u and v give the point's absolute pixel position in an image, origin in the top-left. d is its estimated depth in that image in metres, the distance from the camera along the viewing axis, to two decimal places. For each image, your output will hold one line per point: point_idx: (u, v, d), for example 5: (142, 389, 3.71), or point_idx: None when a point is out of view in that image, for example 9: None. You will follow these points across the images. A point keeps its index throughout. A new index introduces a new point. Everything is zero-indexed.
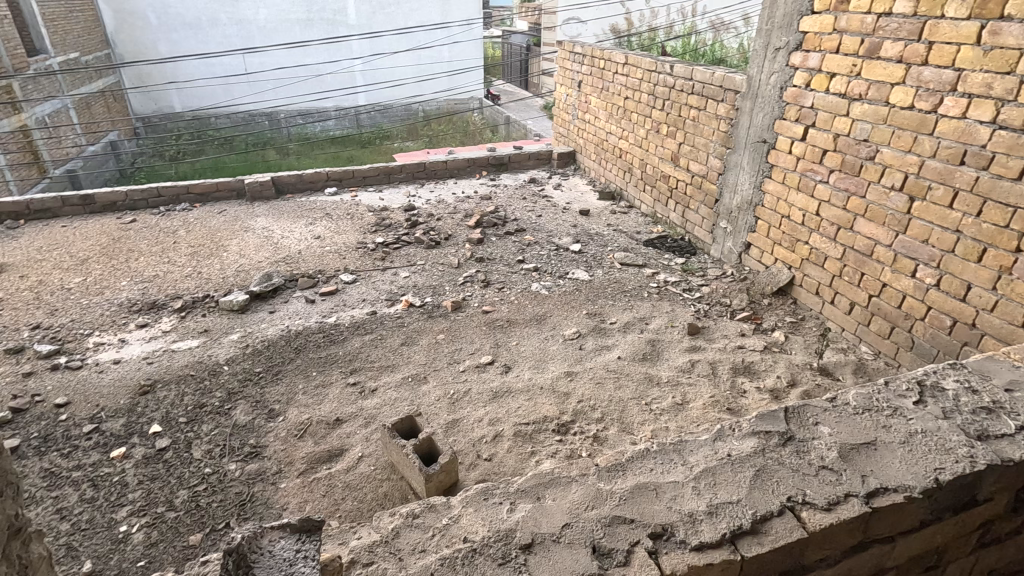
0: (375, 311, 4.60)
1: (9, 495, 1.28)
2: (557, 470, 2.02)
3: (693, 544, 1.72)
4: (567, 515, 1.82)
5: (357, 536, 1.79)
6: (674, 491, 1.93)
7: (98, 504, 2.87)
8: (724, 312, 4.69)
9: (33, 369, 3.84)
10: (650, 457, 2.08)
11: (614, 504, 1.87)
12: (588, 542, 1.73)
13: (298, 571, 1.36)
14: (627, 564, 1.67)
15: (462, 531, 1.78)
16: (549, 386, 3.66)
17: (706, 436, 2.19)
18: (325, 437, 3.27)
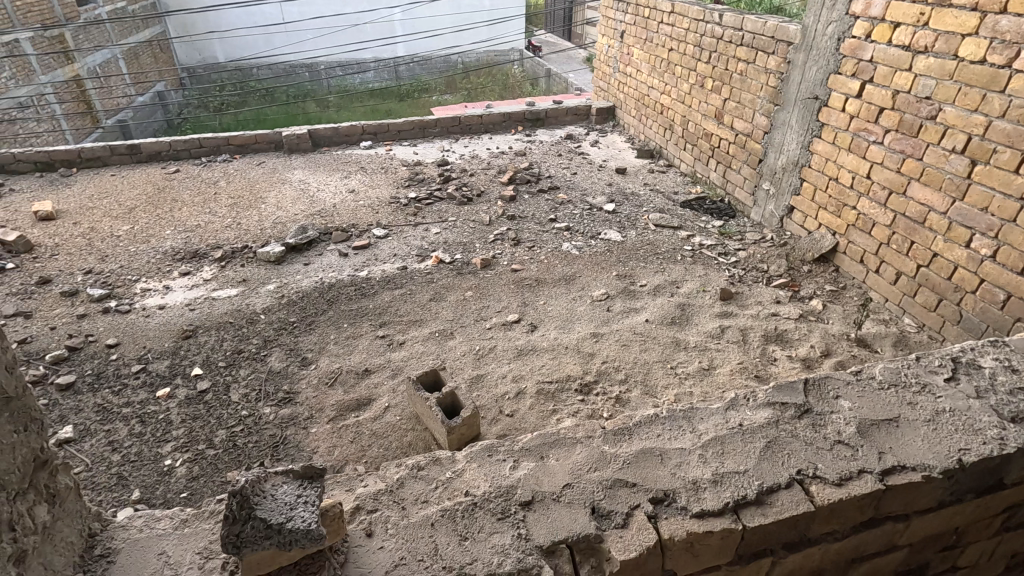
0: (406, 266, 4.65)
1: (33, 431, 1.52)
2: (563, 430, 2.03)
3: (694, 511, 1.73)
4: (569, 476, 1.85)
5: (365, 484, 1.85)
6: (679, 458, 1.92)
7: (146, 439, 3.08)
8: (760, 278, 4.55)
9: (86, 311, 4.07)
10: (658, 423, 2.07)
11: (616, 467, 1.88)
12: (587, 503, 1.76)
13: (298, 515, 1.43)
14: (625, 527, 1.69)
15: (463, 486, 1.82)
16: (574, 346, 3.66)
17: (718, 404, 2.16)
18: (354, 386, 3.39)
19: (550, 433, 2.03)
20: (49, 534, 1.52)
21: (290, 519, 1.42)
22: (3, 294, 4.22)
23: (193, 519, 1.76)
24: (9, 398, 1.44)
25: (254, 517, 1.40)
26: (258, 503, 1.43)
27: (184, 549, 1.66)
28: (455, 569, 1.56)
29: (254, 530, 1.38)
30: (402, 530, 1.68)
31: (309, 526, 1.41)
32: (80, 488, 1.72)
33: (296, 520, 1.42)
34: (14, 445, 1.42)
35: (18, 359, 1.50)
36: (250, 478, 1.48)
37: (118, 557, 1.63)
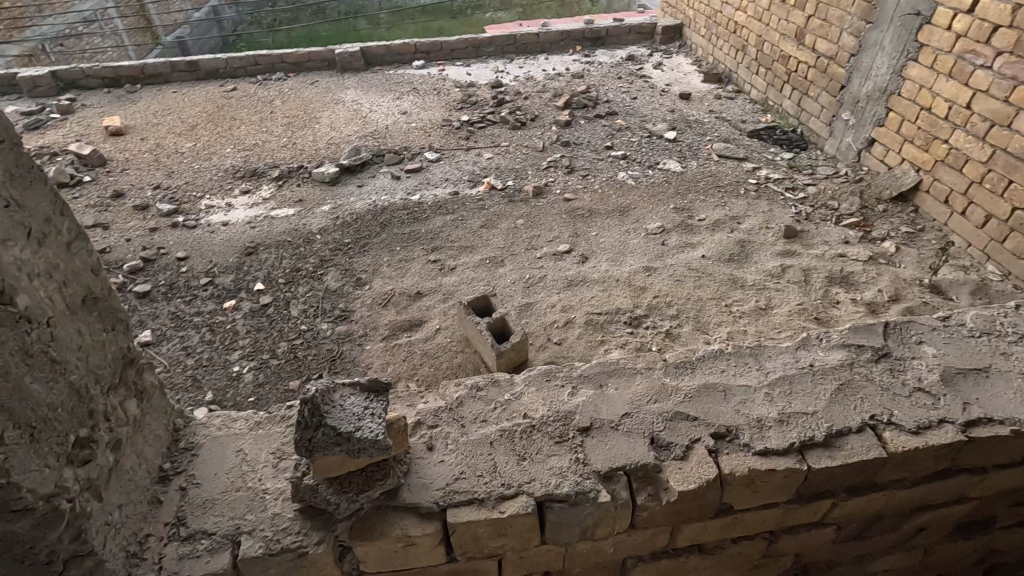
0: (458, 192, 4.60)
1: (121, 330, 1.65)
2: (622, 361, 2.03)
3: (757, 449, 1.72)
4: (626, 406, 1.86)
5: (424, 401, 1.91)
6: (744, 395, 1.89)
7: (215, 346, 3.29)
8: (829, 216, 4.26)
9: (157, 225, 4.27)
10: (722, 360, 2.02)
11: (677, 401, 1.88)
12: (647, 434, 1.77)
13: (366, 426, 1.48)
14: (685, 459, 1.71)
15: (522, 409, 1.86)
16: (626, 279, 3.58)
17: (788, 343, 2.09)
18: (406, 308, 3.47)
19: (609, 363, 2.03)
20: (140, 426, 1.68)
21: (359, 429, 1.47)
22: (83, 206, 4.46)
23: (267, 421, 1.88)
24: (95, 299, 1.56)
25: (324, 424, 1.45)
26: (327, 412, 1.48)
27: (260, 448, 1.78)
28: (516, 486, 1.63)
29: (325, 437, 1.44)
30: (461, 446, 1.75)
31: (377, 437, 1.46)
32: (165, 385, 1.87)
33: (364, 430, 1.47)
34: (103, 343, 1.55)
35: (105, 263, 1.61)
36: (320, 388, 1.52)
37: (201, 451, 1.78)
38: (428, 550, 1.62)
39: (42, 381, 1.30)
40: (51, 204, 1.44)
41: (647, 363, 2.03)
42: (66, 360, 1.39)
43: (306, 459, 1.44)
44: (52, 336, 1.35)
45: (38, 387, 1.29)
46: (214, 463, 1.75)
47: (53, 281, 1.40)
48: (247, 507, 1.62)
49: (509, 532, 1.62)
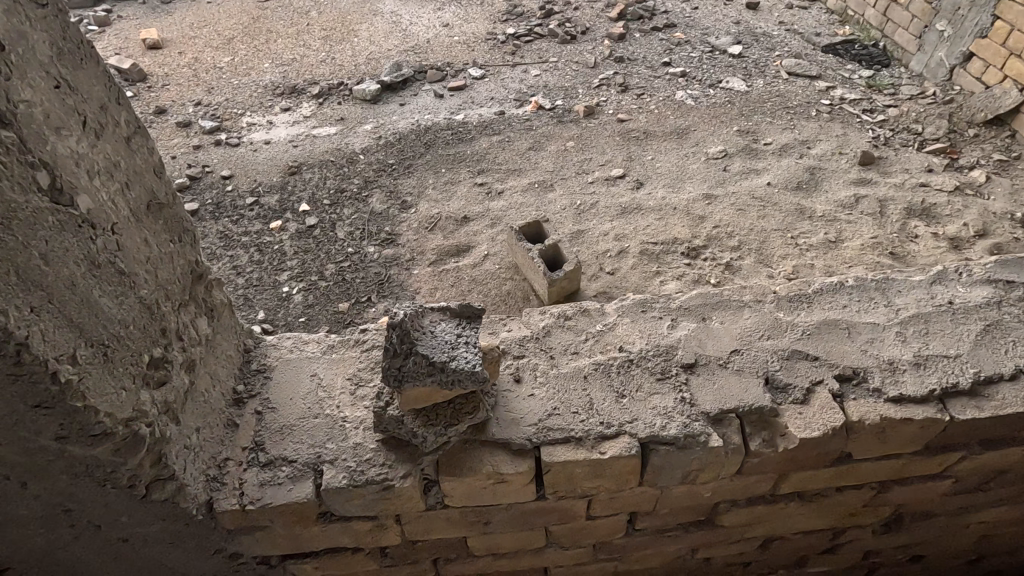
0: (504, 111, 4.35)
1: (188, 241, 1.60)
2: (728, 292, 1.95)
3: (891, 396, 1.63)
4: (735, 342, 1.79)
5: (507, 329, 1.84)
6: (872, 334, 1.81)
7: (263, 266, 3.29)
8: (911, 141, 3.85)
9: (201, 143, 4.20)
10: (845, 292, 1.95)
11: (795, 337, 1.80)
12: (761, 373, 1.70)
13: (461, 355, 1.43)
14: (805, 403, 1.64)
15: (617, 341, 1.80)
16: (684, 208, 3.36)
17: (921, 277, 1.99)
18: (454, 233, 3.36)
19: (713, 294, 1.94)
20: (213, 344, 1.68)
21: (454, 359, 1.42)
22: None
23: (340, 346, 1.85)
24: (161, 206, 1.49)
25: (416, 352, 1.40)
26: (418, 339, 1.43)
27: (336, 374, 1.76)
28: (617, 426, 1.58)
29: (416, 366, 1.40)
30: (552, 378, 1.70)
31: (474, 369, 1.41)
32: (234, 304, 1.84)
33: (460, 360, 1.42)
34: (171, 256, 1.50)
35: (167, 163, 1.53)
36: (410, 313, 1.45)
37: (273, 373, 1.78)
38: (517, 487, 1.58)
39: (112, 295, 1.26)
40: (106, 89, 1.34)
41: (751, 296, 1.94)
42: (136, 274, 1.34)
43: (395, 388, 1.40)
44: (118, 245, 1.29)
45: (108, 302, 1.25)
46: (287, 388, 1.74)
47: (116, 183, 1.33)
48: (327, 435, 1.61)
49: (606, 474, 1.57)
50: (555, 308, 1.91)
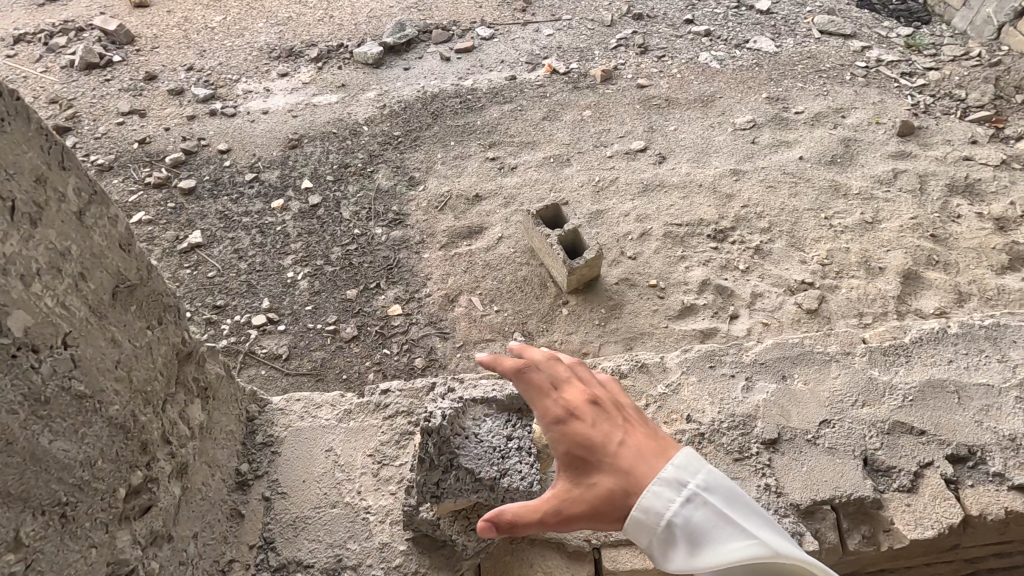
0: (515, 76, 4.07)
1: (170, 321, 1.44)
2: (811, 344, 1.86)
3: (1013, 482, 1.56)
4: (824, 410, 1.69)
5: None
6: (984, 400, 1.71)
7: (267, 249, 3.13)
8: (953, 108, 3.57)
9: (195, 113, 3.96)
10: (951, 343, 1.85)
11: (892, 406, 1.69)
12: (860, 453, 1.61)
13: (512, 467, 1.42)
14: (913, 492, 1.55)
15: (685, 407, 1.71)
16: (710, 185, 3.16)
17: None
18: (465, 213, 3.17)
19: (793, 345, 1.86)
20: (209, 429, 1.57)
21: (503, 474, 1.41)
22: (115, 90, 4.15)
23: (357, 412, 1.78)
24: (132, 288, 1.32)
25: (456, 467, 1.41)
26: (461, 452, 1.44)
27: (354, 450, 1.69)
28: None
29: (458, 482, 1.41)
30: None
31: (529, 489, 1.39)
32: (232, 372, 1.75)
33: (510, 477, 1.40)
34: (149, 347, 1.35)
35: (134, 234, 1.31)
36: (448, 423, 1.44)
37: (283, 450, 1.70)
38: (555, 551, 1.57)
39: (65, 432, 1.09)
40: (40, 151, 1.10)
41: (839, 347, 1.86)
42: (101, 389, 1.19)
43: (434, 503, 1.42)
44: (72, 360, 1.12)
45: (61, 444, 1.08)
46: (299, 467, 1.66)
47: (65, 281, 1.13)
48: (348, 533, 1.53)
49: None
50: (608, 362, 1.86)
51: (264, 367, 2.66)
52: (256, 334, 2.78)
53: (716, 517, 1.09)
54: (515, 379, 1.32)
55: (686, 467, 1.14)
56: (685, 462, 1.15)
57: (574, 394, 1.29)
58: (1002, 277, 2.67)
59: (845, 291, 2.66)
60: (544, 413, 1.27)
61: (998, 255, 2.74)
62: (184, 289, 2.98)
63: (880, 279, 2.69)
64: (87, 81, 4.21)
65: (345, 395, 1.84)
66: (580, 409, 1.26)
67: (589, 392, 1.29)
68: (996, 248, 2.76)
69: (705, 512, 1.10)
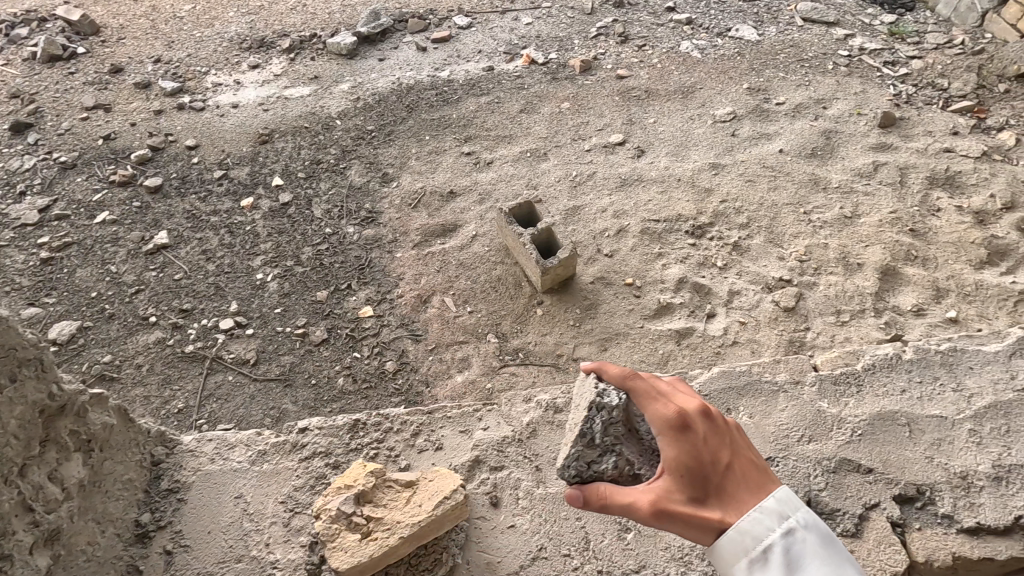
0: (493, 67, 3.97)
1: (26, 378, 1.38)
2: (757, 375, 1.87)
3: (966, 526, 1.52)
4: (769, 447, 1.68)
5: (483, 428, 1.83)
6: (940, 434, 1.69)
7: (236, 250, 3.05)
8: (935, 98, 3.52)
9: (161, 107, 3.84)
10: (904, 370, 1.85)
11: (840, 441, 1.68)
12: (803, 495, 1.57)
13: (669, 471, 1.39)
14: (858, 537, 1.50)
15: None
16: (688, 179, 3.10)
17: (999, 347, 1.91)
18: (439, 210, 3.10)
19: (741, 374, 1.87)
20: (96, 482, 1.53)
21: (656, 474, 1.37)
22: (80, 83, 4.02)
23: (270, 453, 1.78)
24: None
25: (616, 451, 1.40)
26: (623, 444, 1.40)
27: (266, 497, 1.68)
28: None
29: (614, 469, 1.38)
30: (536, 503, 1.64)
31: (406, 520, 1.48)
32: (136, 415, 1.74)
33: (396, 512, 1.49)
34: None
35: None
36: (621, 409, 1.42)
37: (188, 496, 1.68)
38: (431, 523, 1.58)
39: None
40: None
41: (788, 376, 1.87)
42: None
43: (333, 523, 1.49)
44: None
45: None
46: (207, 516, 1.64)
47: None
48: None
49: None
50: (542, 398, 1.91)
51: (231, 373, 2.60)
52: (224, 338, 2.71)
53: (811, 552, 1.15)
54: (628, 383, 1.42)
55: (787, 503, 1.22)
56: (789, 498, 1.23)
57: (690, 406, 1.36)
58: (981, 272, 2.64)
59: (823, 288, 2.62)
60: (658, 417, 1.34)
61: (977, 250, 2.70)
62: (150, 292, 2.89)
63: (858, 275, 2.66)
64: (50, 74, 4.08)
65: (261, 435, 1.84)
66: (694, 421, 1.33)
67: (705, 404, 1.35)
68: (975, 242, 2.73)
69: (798, 544, 1.16)
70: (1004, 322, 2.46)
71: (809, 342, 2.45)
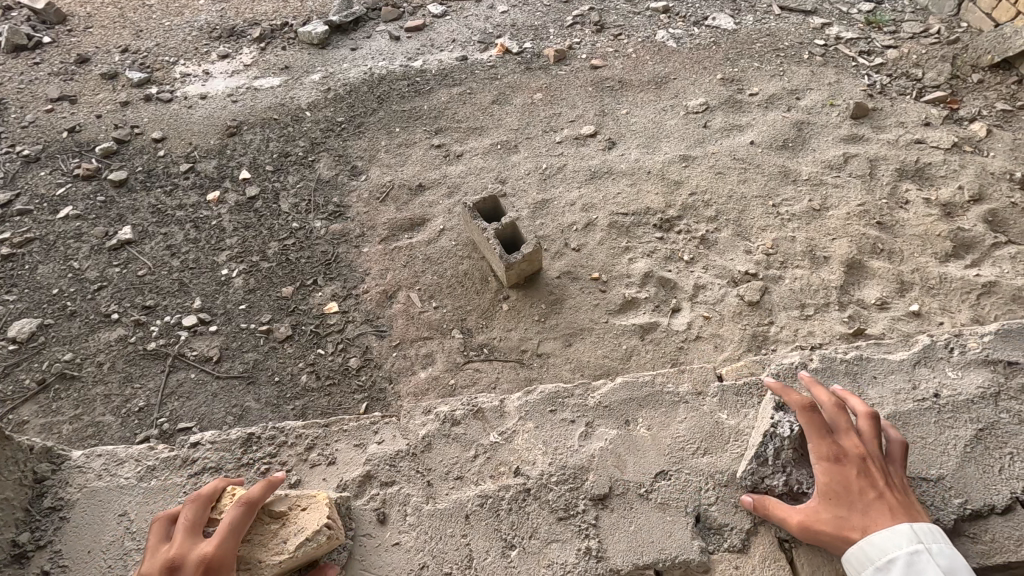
0: (466, 57, 3.92)
1: None
2: (660, 386, 1.84)
3: None
4: (663, 460, 1.66)
5: (378, 441, 1.77)
6: None
7: (201, 246, 3.01)
8: (909, 88, 3.50)
9: (128, 99, 3.77)
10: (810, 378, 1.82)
11: (734, 454, 1.65)
12: (692, 510, 1.57)
13: None
14: (745, 552, 1.50)
15: (514, 460, 1.69)
16: (658, 172, 3.08)
17: (905, 355, 1.85)
18: (407, 204, 3.07)
19: (642, 386, 1.85)
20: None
21: None
22: (46, 74, 3.94)
23: (160, 469, 1.73)
24: None
25: (788, 472, 1.52)
26: (794, 464, 1.53)
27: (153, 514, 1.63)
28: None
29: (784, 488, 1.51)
30: (424, 520, 1.59)
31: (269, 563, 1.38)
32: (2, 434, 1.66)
33: None
34: None
35: None
36: (794, 437, 1.53)
37: (72, 515, 1.63)
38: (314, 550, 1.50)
39: None
40: None
41: (691, 387, 1.84)
42: None
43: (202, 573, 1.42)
44: None
45: None
46: (87, 536, 1.59)
47: None
48: None
49: None
50: (442, 409, 1.84)
51: (194, 371, 2.57)
52: (186, 336, 2.68)
53: (936, 572, 1.24)
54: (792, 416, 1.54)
55: (923, 532, 1.32)
56: (926, 529, 1.33)
57: (848, 442, 1.48)
58: (946, 265, 2.64)
59: (789, 282, 2.62)
60: (814, 449, 1.48)
61: (943, 243, 2.70)
62: (114, 289, 2.85)
63: (824, 268, 2.65)
64: (16, 65, 3.99)
65: (154, 449, 1.79)
66: (849, 455, 1.45)
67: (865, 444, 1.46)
68: (941, 235, 2.72)
69: (925, 564, 1.26)
70: (965, 316, 2.47)
71: (772, 336, 2.46)
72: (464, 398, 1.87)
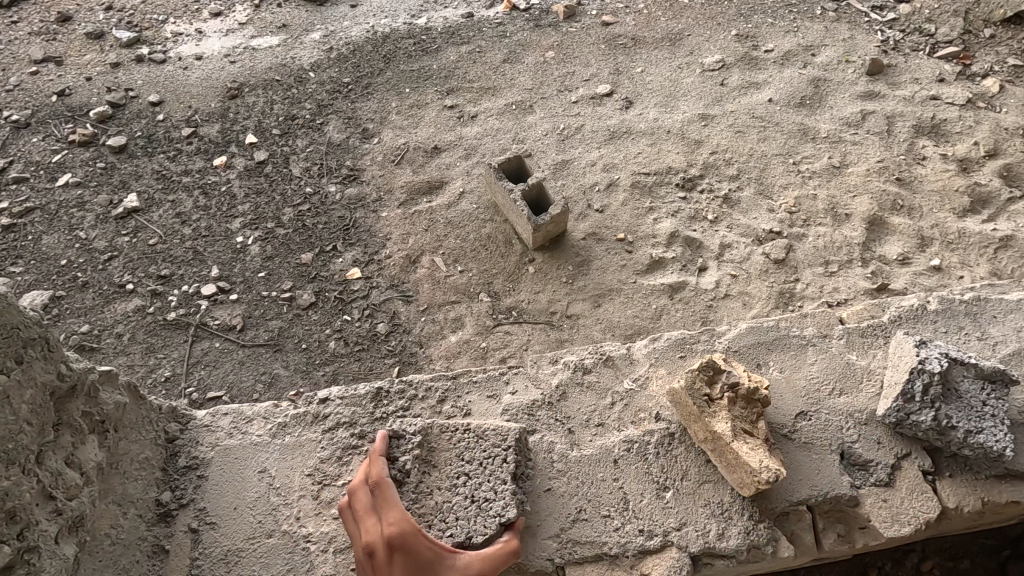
0: (471, 14, 3.78)
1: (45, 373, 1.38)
2: (785, 327, 1.87)
3: (994, 473, 1.59)
4: (802, 401, 1.72)
5: (510, 392, 1.80)
6: None
7: (212, 213, 2.92)
8: (921, 44, 3.48)
9: (119, 60, 3.57)
10: (930, 320, 1.86)
11: (872, 393, 1.72)
12: (838, 447, 1.65)
13: (989, 430, 1.55)
14: (891, 486, 1.60)
15: (654, 405, 1.75)
16: (678, 131, 3.05)
17: (1021, 295, 1.89)
18: (424, 166, 3.00)
19: (770, 329, 1.87)
20: (112, 464, 1.56)
21: (977, 433, 1.55)
22: (25, 33, 3.71)
23: (292, 425, 1.77)
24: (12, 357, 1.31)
25: (937, 407, 1.57)
26: (941, 400, 1.59)
27: (292, 470, 1.69)
28: (661, 536, 1.54)
29: (933, 422, 1.56)
30: (572, 466, 1.66)
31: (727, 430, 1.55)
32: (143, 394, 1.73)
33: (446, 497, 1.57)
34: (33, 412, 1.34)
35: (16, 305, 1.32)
36: (941, 374, 1.58)
37: (209, 472, 1.69)
38: (718, 410, 1.60)
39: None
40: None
41: (816, 329, 1.86)
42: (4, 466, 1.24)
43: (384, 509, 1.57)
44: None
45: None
46: (229, 492, 1.66)
47: None
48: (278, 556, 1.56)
49: None
50: (570, 357, 1.87)
51: (219, 340, 2.53)
52: (208, 305, 2.62)
53: None
54: None
55: None
56: None
57: None
58: (963, 220, 2.68)
59: (812, 239, 2.64)
60: None
61: (960, 199, 2.73)
62: (125, 259, 2.77)
63: (846, 225, 2.68)
64: None
65: (279, 407, 1.82)
66: None
67: None
68: (959, 190, 2.76)
69: None
70: (983, 269, 2.53)
71: (798, 293, 2.49)
72: (591, 346, 1.90)
